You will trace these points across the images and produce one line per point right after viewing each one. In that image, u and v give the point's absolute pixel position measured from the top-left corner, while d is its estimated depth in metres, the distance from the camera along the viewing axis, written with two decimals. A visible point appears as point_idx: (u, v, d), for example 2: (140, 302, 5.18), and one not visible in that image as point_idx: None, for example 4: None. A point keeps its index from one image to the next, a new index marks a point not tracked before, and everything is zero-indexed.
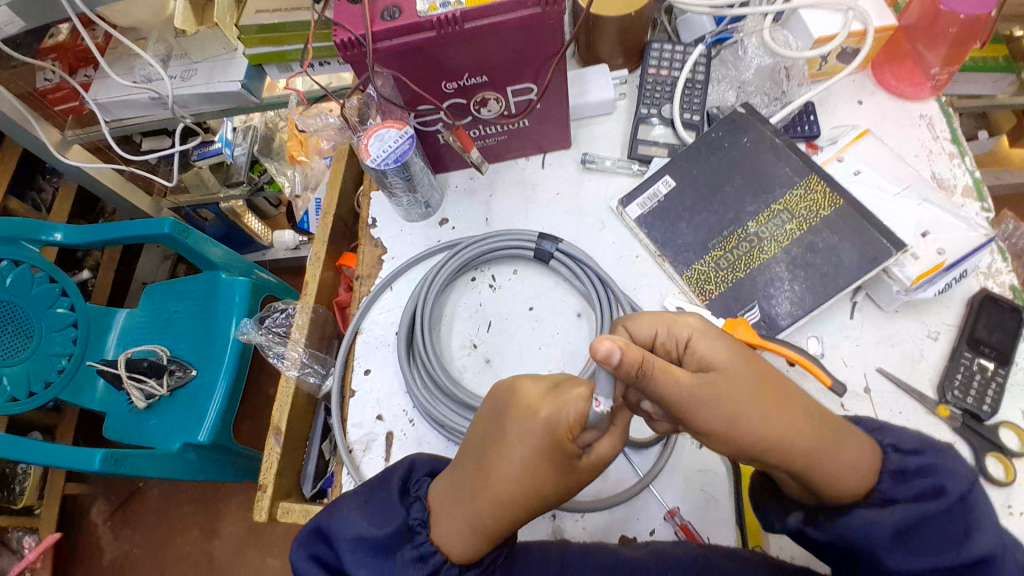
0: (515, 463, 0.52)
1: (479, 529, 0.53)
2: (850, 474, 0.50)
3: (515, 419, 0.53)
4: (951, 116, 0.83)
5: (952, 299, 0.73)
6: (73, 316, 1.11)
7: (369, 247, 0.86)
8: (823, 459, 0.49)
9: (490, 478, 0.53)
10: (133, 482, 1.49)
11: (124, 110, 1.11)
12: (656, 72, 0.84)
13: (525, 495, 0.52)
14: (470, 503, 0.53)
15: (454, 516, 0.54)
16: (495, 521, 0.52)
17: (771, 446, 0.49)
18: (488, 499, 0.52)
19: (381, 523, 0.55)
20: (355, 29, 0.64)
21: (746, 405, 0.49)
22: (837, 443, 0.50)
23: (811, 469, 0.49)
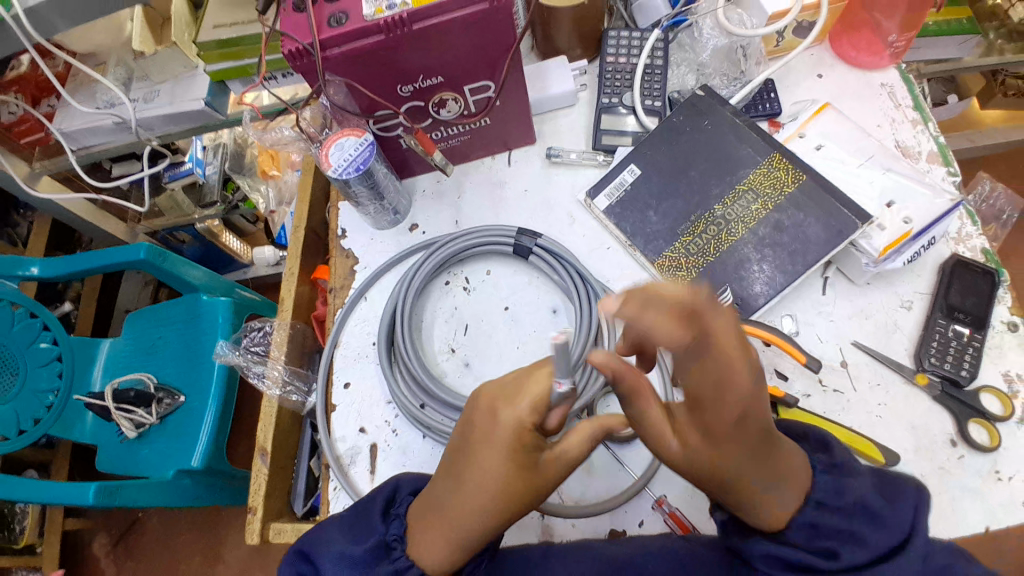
0: (490, 469, 0.52)
1: (455, 541, 0.53)
2: (797, 499, 0.50)
3: (485, 428, 0.53)
4: (912, 83, 0.82)
5: (925, 267, 0.72)
6: (57, 349, 1.10)
7: (340, 258, 0.85)
8: (773, 488, 0.49)
9: (466, 487, 0.53)
10: (132, 512, 1.48)
11: (89, 137, 1.09)
12: (614, 60, 0.84)
13: (495, 502, 0.52)
14: (447, 512, 0.53)
15: (430, 528, 0.54)
16: (470, 530, 0.52)
17: (723, 475, 0.48)
18: (461, 508, 0.53)
19: (359, 538, 0.56)
20: (302, 38, 0.63)
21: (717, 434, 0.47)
22: (791, 473, 0.50)
23: (766, 490, 0.49)
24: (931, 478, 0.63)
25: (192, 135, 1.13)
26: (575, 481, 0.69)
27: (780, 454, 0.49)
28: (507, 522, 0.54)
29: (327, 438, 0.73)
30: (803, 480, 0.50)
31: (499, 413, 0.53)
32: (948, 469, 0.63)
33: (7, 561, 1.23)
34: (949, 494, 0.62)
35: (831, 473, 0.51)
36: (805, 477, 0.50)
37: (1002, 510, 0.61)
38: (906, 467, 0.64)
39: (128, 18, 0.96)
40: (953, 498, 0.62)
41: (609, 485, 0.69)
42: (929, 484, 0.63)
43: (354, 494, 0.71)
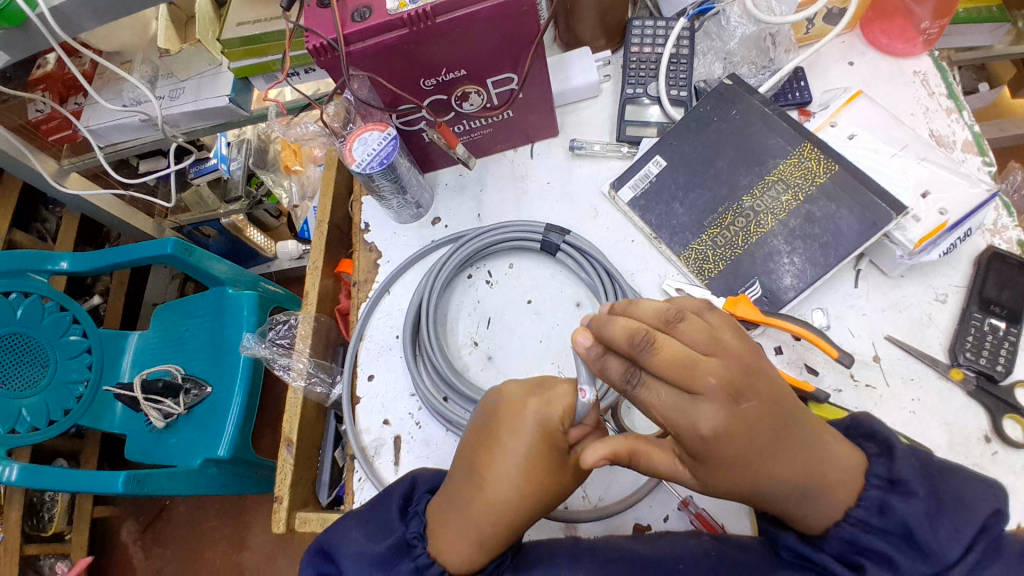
0: (513, 467, 0.54)
1: (474, 540, 0.54)
2: (842, 503, 0.50)
3: (508, 428, 0.56)
4: (946, 71, 0.80)
5: (960, 260, 0.70)
6: (86, 342, 1.13)
7: (364, 252, 0.86)
8: (816, 496, 0.49)
9: (491, 485, 0.54)
10: (159, 500, 1.52)
11: (117, 134, 1.11)
12: (639, 49, 0.82)
13: (517, 507, 0.54)
14: (465, 505, 0.55)
15: (455, 531, 0.55)
16: (490, 530, 0.53)
17: (751, 480, 0.48)
18: (485, 512, 0.54)
19: (381, 536, 0.57)
20: (326, 33, 0.63)
21: (754, 456, 0.47)
22: (828, 486, 0.50)
23: (810, 499, 0.49)
24: None
25: (217, 131, 1.15)
26: (598, 481, 0.69)
27: (820, 464, 0.49)
28: (529, 521, 0.56)
29: (352, 429, 0.74)
30: (839, 499, 0.50)
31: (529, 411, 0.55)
32: (982, 467, 0.62)
33: (38, 548, 1.26)
34: None
35: (883, 489, 0.51)
36: (855, 486, 0.51)
37: None
38: None
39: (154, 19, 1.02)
40: None
41: (633, 481, 0.68)
42: None
43: (379, 485, 0.72)
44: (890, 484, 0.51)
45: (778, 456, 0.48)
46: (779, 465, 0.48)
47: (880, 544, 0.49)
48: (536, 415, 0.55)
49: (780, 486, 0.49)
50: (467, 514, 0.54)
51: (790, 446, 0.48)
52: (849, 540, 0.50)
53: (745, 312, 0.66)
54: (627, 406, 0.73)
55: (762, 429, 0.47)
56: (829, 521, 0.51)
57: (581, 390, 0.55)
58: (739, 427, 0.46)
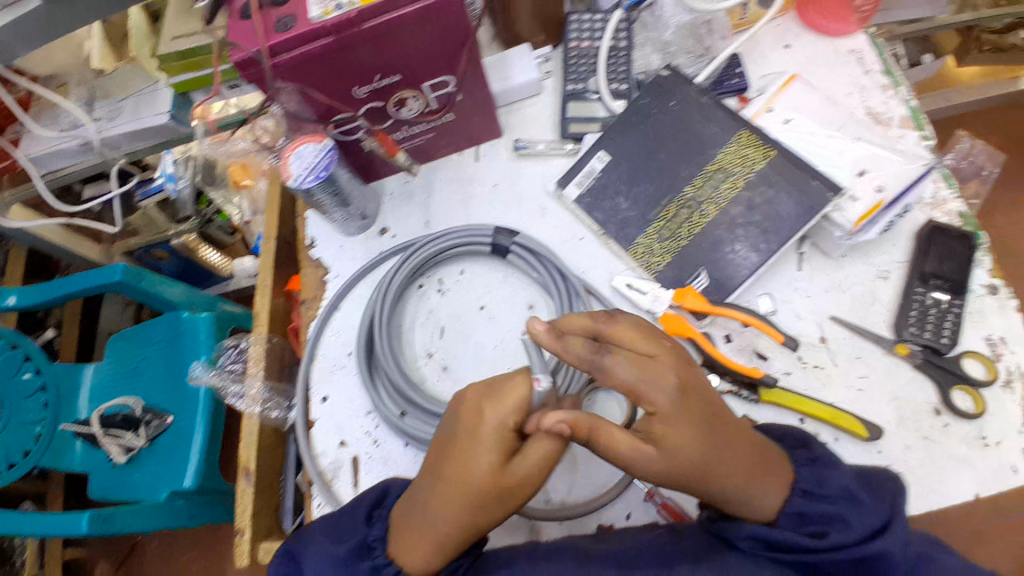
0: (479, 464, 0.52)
1: (434, 544, 0.53)
2: (783, 493, 0.52)
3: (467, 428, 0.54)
4: (881, 47, 0.81)
5: (902, 236, 0.71)
6: (41, 379, 1.07)
7: (311, 268, 0.83)
8: (758, 484, 0.51)
9: (460, 484, 0.52)
10: (132, 536, 1.47)
11: (56, 161, 1.07)
12: (578, 44, 0.82)
13: (476, 506, 0.52)
14: (427, 505, 0.54)
15: (414, 533, 0.54)
16: (450, 534, 0.53)
17: (703, 469, 0.50)
18: (444, 513, 0.52)
19: (342, 539, 0.57)
20: (250, 46, 0.61)
21: (701, 436, 0.50)
22: (770, 476, 0.52)
23: (753, 487, 0.51)
24: (918, 449, 0.63)
25: (160, 150, 1.11)
26: (562, 479, 0.68)
27: (757, 453, 0.52)
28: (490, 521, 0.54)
29: (308, 453, 0.72)
30: (781, 489, 0.52)
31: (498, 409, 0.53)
32: (934, 438, 0.63)
33: None
34: (936, 464, 0.62)
35: (810, 466, 0.54)
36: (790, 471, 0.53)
37: (991, 478, 0.61)
38: (890, 440, 0.63)
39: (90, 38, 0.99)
40: (940, 466, 0.62)
41: (597, 482, 0.67)
42: (915, 454, 0.62)
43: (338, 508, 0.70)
44: (812, 461, 0.55)
45: (725, 446, 0.51)
46: (725, 451, 0.50)
47: (826, 507, 0.51)
48: (497, 415, 0.54)
49: (731, 475, 0.50)
50: (429, 516, 0.53)
51: (731, 432, 0.51)
52: (799, 511, 0.51)
53: (695, 303, 0.67)
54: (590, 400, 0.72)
55: (706, 409, 0.51)
56: (775, 509, 0.52)
57: (538, 379, 0.55)
58: (689, 411, 0.50)
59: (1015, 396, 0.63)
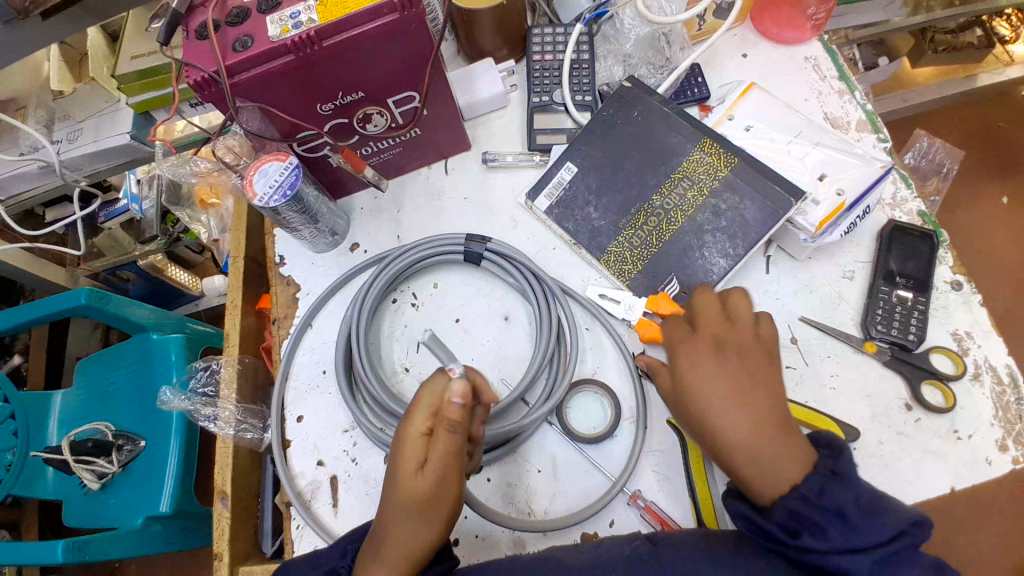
0: (413, 467, 0.54)
1: (394, 558, 0.53)
2: (794, 472, 0.51)
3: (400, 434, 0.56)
4: (836, 54, 0.83)
5: (865, 236, 0.73)
6: (9, 408, 1.09)
7: (281, 286, 0.82)
8: (769, 454, 0.52)
9: (399, 485, 0.54)
10: (109, 563, 1.43)
11: (14, 184, 1.04)
12: (541, 57, 0.82)
13: (426, 504, 0.54)
14: (382, 516, 0.55)
15: (374, 545, 0.55)
16: (407, 542, 0.53)
17: (706, 416, 0.56)
18: (394, 511, 0.54)
19: (318, 565, 0.58)
20: (207, 66, 0.60)
21: (721, 391, 0.56)
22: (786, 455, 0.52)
23: (758, 454, 0.52)
24: (892, 445, 0.64)
25: (123, 170, 1.08)
26: (544, 486, 0.68)
27: (782, 428, 0.53)
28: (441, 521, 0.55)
29: (285, 475, 0.71)
30: (792, 468, 0.51)
31: (418, 411, 0.56)
32: (908, 434, 0.64)
33: None
34: (911, 458, 0.63)
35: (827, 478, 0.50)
36: (805, 463, 0.51)
37: (961, 469, 0.62)
38: (865, 436, 0.64)
39: (46, 60, 0.97)
40: (915, 461, 0.63)
41: (579, 489, 0.67)
42: (889, 449, 0.64)
43: (318, 530, 0.68)
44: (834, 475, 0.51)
45: (739, 403, 0.55)
46: (743, 409, 0.54)
47: (809, 513, 0.48)
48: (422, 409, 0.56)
49: (732, 433, 0.54)
50: (384, 525, 0.55)
51: (756, 394, 0.55)
52: (791, 509, 0.49)
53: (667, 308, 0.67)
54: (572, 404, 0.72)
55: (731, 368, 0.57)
56: (782, 487, 0.50)
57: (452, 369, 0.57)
58: (714, 366, 0.57)
59: (984, 390, 0.65)
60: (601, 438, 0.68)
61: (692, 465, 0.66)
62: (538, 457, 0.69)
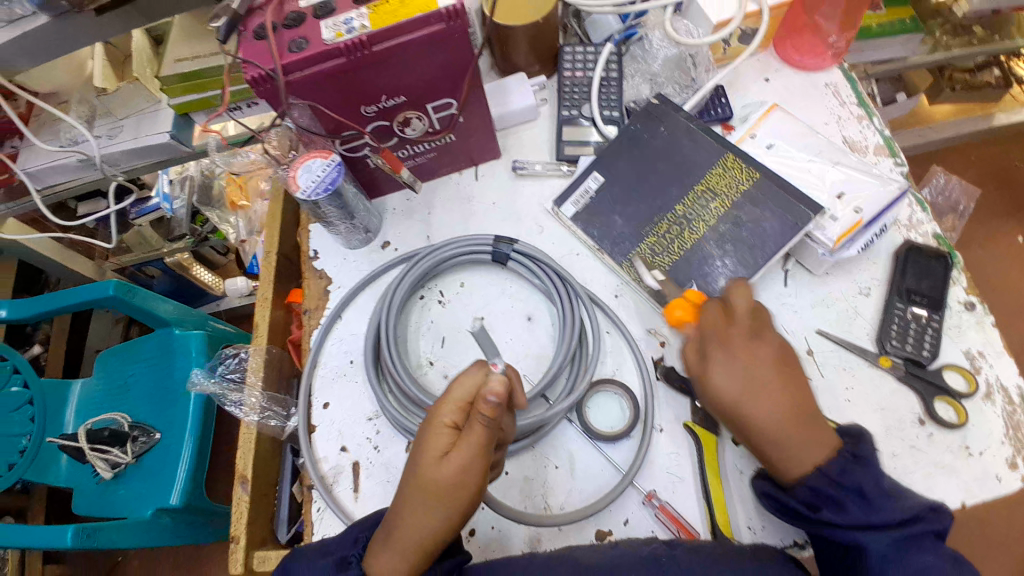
0: (436, 455, 0.55)
1: (410, 546, 0.54)
2: (820, 450, 0.54)
3: (431, 422, 0.57)
4: (855, 82, 0.87)
5: (882, 255, 0.76)
6: (28, 393, 1.12)
7: (314, 279, 0.85)
8: (794, 437, 0.55)
9: (420, 474, 0.55)
10: (112, 556, 1.44)
11: (53, 176, 1.08)
12: (573, 73, 0.87)
13: (451, 495, 0.54)
14: (399, 500, 0.56)
15: (390, 534, 0.55)
16: (425, 529, 0.54)
17: (734, 406, 0.58)
18: (417, 496, 0.55)
19: (328, 552, 0.58)
20: (264, 65, 0.64)
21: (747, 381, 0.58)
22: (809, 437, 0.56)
23: (786, 439, 0.55)
24: (903, 458, 0.65)
25: (158, 168, 1.13)
26: (560, 481, 0.70)
27: (804, 412, 0.56)
28: (460, 514, 0.55)
29: (309, 459, 0.73)
30: (815, 451, 0.54)
31: (448, 402, 0.56)
32: (920, 448, 0.66)
33: None
34: (922, 471, 0.65)
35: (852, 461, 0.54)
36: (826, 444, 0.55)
37: (973, 482, 0.64)
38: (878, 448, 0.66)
39: (89, 58, 0.98)
40: (926, 474, 0.64)
41: (594, 487, 0.69)
42: (902, 461, 0.65)
43: (340, 514, 0.71)
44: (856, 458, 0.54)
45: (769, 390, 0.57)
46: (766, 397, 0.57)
47: (828, 488, 0.52)
48: (455, 400, 0.56)
49: (758, 420, 0.56)
50: (402, 511, 0.55)
51: (779, 384, 0.57)
52: (811, 486, 0.53)
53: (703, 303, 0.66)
54: (591, 403, 0.73)
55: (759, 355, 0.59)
56: (805, 467, 0.54)
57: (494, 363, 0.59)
58: (739, 354, 0.59)
59: (995, 408, 0.67)
60: (618, 436, 0.70)
61: (707, 468, 0.67)
62: (557, 453, 0.71)
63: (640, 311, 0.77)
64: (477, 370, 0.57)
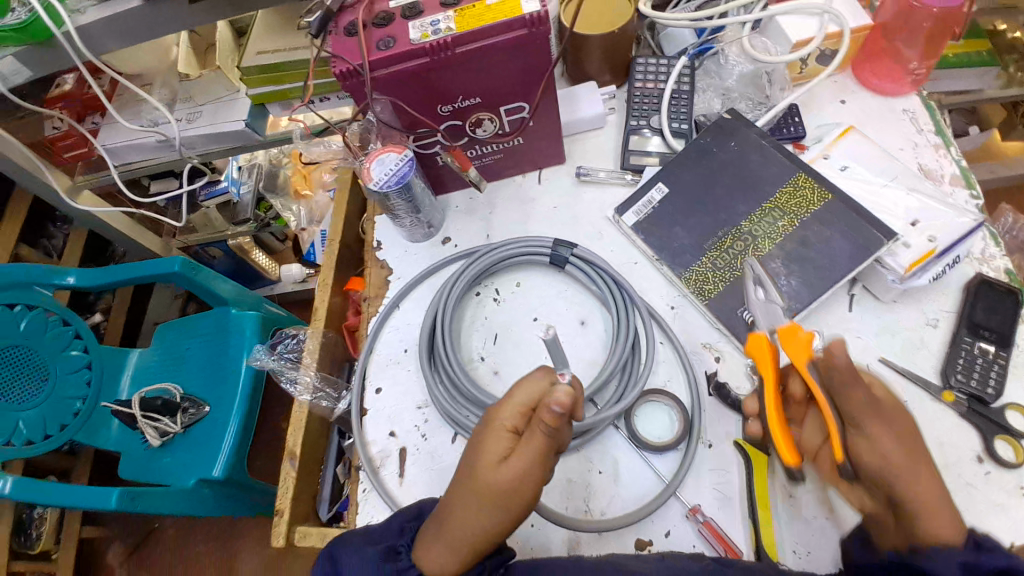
0: (494, 459, 0.56)
1: (459, 543, 0.55)
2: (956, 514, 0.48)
3: (493, 425, 0.58)
4: (934, 110, 0.85)
5: (950, 287, 0.74)
6: (87, 357, 1.15)
7: (375, 269, 0.88)
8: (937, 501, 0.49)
9: (477, 475, 0.55)
10: (151, 522, 1.50)
11: (131, 153, 1.13)
12: (643, 85, 0.87)
13: (505, 498, 0.54)
14: (452, 496, 0.57)
15: (440, 530, 0.56)
16: (474, 528, 0.54)
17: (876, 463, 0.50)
18: (470, 496, 0.55)
19: (375, 541, 0.60)
20: (353, 60, 0.67)
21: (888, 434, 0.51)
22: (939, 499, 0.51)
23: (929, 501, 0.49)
24: (959, 495, 0.63)
25: (230, 154, 1.17)
26: (603, 487, 0.70)
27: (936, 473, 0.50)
28: (511, 520, 0.56)
29: (360, 440, 0.75)
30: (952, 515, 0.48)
31: (510, 405, 0.58)
32: (977, 487, 0.63)
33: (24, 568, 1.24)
34: (977, 509, 0.62)
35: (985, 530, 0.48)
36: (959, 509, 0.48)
37: None
38: None
39: (176, 45, 1.06)
40: (981, 513, 0.62)
41: (638, 495, 0.69)
42: (957, 498, 0.63)
43: (385, 496, 0.72)
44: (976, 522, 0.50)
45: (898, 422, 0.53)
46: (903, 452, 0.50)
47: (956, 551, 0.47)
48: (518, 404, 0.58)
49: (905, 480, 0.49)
50: (454, 507, 0.56)
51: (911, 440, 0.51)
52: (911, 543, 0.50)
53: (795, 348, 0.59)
54: (639, 413, 0.73)
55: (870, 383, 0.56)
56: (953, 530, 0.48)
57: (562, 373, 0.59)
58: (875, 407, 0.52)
59: None
60: (665, 447, 0.69)
61: (755, 486, 0.66)
62: (601, 459, 0.71)
63: (696, 324, 0.77)
64: (543, 376, 0.59)
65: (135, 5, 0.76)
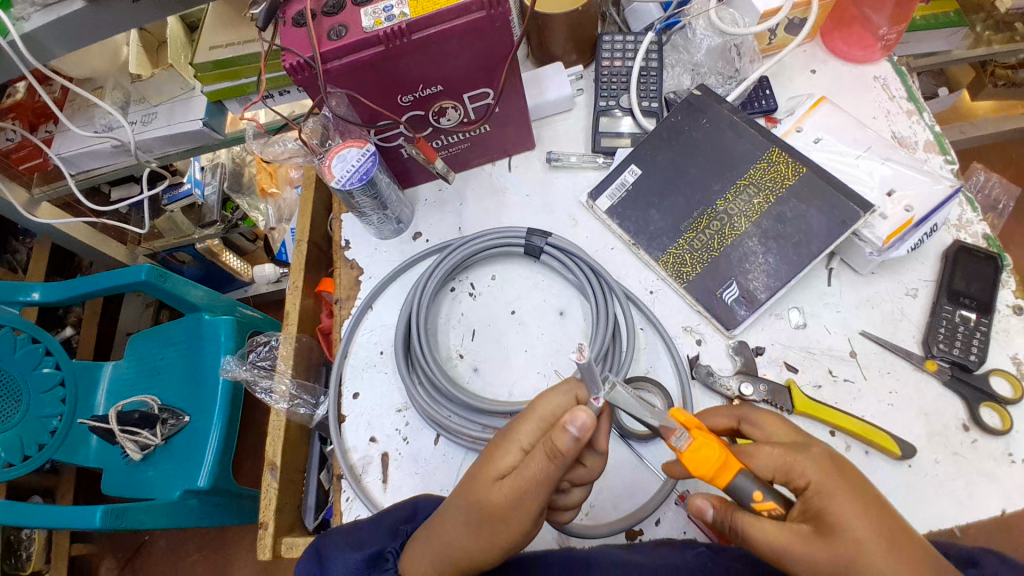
0: (495, 473, 0.52)
1: (442, 553, 0.53)
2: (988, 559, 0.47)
3: (506, 437, 0.54)
4: (905, 75, 0.84)
5: (928, 255, 0.73)
6: (60, 374, 1.09)
7: (345, 269, 0.85)
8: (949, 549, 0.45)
9: (476, 485, 0.52)
10: (140, 535, 1.47)
11: (88, 161, 1.08)
12: (610, 63, 0.85)
13: (496, 517, 0.50)
14: (446, 505, 0.54)
15: (429, 538, 0.54)
16: (459, 540, 0.52)
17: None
18: (465, 505, 0.52)
19: (361, 546, 0.58)
20: (302, 51, 0.64)
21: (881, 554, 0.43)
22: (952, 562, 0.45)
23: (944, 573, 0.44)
24: (947, 466, 0.63)
25: (190, 156, 1.12)
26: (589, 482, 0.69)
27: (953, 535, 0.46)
28: (498, 545, 0.51)
29: (339, 448, 0.73)
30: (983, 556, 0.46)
31: (529, 421, 0.53)
32: (963, 454, 0.63)
33: None
34: (964, 480, 0.62)
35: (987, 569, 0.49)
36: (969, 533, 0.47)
37: (1020, 493, 0.61)
38: (920, 456, 0.64)
39: (125, 44, 0.99)
40: (968, 482, 0.62)
41: (626, 487, 0.68)
42: (944, 469, 0.63)
43: (368, 503, 0.71)
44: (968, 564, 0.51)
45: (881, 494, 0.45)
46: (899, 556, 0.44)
47: None
48: (537, 421, 0.53)
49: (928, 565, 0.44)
50: (445, 517, 0.54)
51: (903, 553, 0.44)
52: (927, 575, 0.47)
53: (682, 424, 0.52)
54: None
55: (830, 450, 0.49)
56: None
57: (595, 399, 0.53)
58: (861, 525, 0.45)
59: None
60: (653, 436, 0.68)
61: None
62: None
63: (677, 308, 0.75)
64: (567, 396, 0.53)
65: (79, 7, 0.70)
